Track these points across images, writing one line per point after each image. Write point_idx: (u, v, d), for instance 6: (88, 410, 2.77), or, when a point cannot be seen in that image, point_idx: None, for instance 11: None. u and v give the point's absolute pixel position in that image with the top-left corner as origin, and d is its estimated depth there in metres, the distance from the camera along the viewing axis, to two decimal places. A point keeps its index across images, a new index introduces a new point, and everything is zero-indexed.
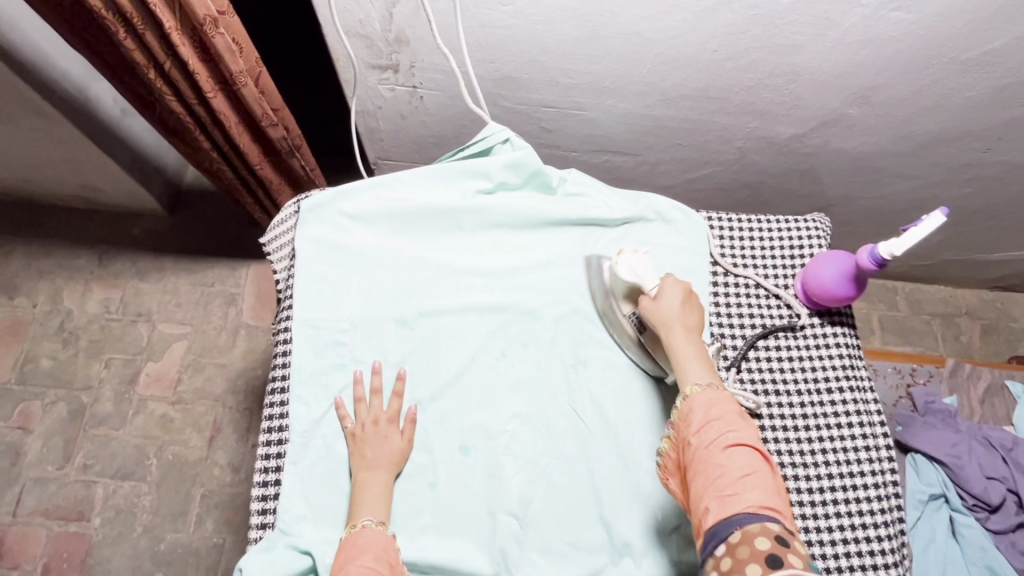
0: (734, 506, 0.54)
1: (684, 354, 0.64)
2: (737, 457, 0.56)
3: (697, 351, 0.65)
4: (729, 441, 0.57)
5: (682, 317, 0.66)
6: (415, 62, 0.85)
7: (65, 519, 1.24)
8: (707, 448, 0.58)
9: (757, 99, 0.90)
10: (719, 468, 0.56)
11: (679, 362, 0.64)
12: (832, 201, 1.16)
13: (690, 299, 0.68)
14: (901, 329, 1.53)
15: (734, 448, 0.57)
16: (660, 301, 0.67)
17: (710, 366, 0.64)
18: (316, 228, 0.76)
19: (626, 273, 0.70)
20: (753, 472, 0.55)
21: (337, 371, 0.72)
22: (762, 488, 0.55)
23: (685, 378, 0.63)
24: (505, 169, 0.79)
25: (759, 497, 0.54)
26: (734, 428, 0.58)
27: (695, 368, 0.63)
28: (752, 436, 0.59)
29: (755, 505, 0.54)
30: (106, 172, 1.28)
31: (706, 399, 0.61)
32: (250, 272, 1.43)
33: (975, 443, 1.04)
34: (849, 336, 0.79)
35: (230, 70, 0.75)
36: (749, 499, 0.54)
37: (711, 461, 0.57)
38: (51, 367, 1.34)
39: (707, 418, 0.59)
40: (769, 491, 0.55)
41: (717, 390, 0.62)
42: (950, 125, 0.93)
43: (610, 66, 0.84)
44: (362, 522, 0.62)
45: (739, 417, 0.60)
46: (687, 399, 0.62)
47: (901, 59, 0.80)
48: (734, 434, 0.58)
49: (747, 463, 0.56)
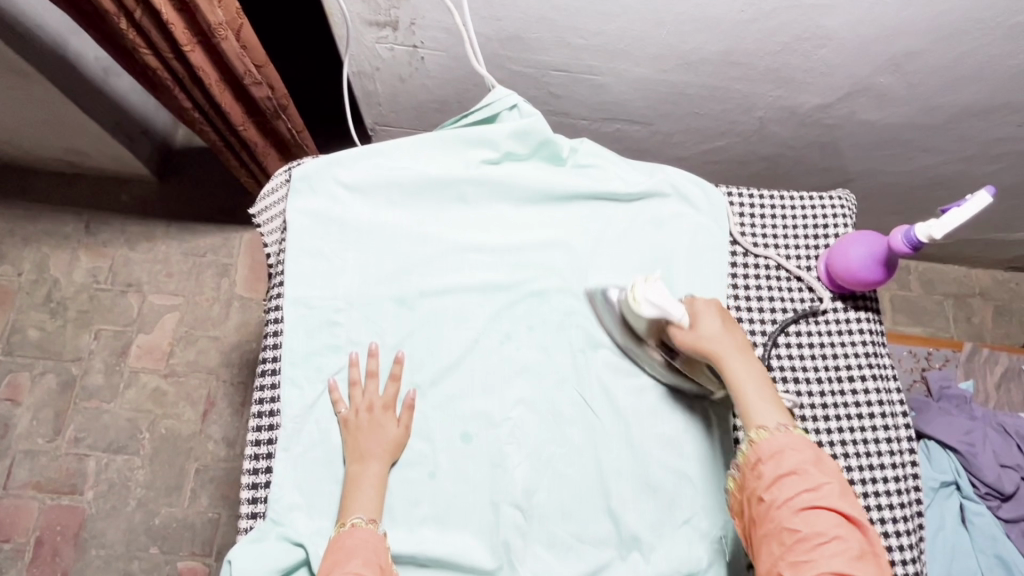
0: (810, 573, 0.51)
1: (746, 387, 0.60)
2: (814, 521, 0.53)
3: (759, 381, 0.61)
4: (805, 503, 0.54)
5: (727, 341, 0.62)
6: (415, 18, 0.78)
7: (58, 492, 1.22)
8: (780, 509, 0.54)
9: (783, 66, 0.83)
10: (794, 533, 0.53)
11: (741, 399, 0.60)
12: (853, 177, 1.10)
13: (728, 320, 0.65)
14: (913, 309, 1.49)
15: (810, 511, 0.53)
16: (700, 329, 0.62)
17: (776, 399, 0.60)
18: (309, 200, 0.71)
19: (647, 309, 0.63)
20: (832, 538, 0.52)
21: (331, 353, 0.68)
22: (842, 553, 0.52)
23: (751, 417, 0.59)
24: (512, 138, 0.73)
25: (839, 563, 0.51)
26: (812, 486, 0.54)
27: (761, 406, 0.59)
28: (831, 492, 0.54)
29: (833, 573, 0.51)
30: (90, 135, 1.22)
31: (776, 448, 0.57)
32: (243, 242, 1.38)
33: (990, 430, 1.01)
34: (874, 321, 0.75)
35: (209, 21, 0.71)
36: (827, 566, 0.51)
37: (785, 525, 0.54)
38: (38, 338, 1.30)
39: (780, 473, 0.56)
40: (851, 554, 0.52)
41: (788, 435, 0.57)
42: (988, 97, 0.86)
43: (626, 26, 0.77)
44: (352, 521, 0.59)
45: (816, 469, 0.55)
46: (754, 443, 0.58)
47: (944, 23, 0.74)
48: (811, 495, 0.54)
49: (826, 529, 0.53)
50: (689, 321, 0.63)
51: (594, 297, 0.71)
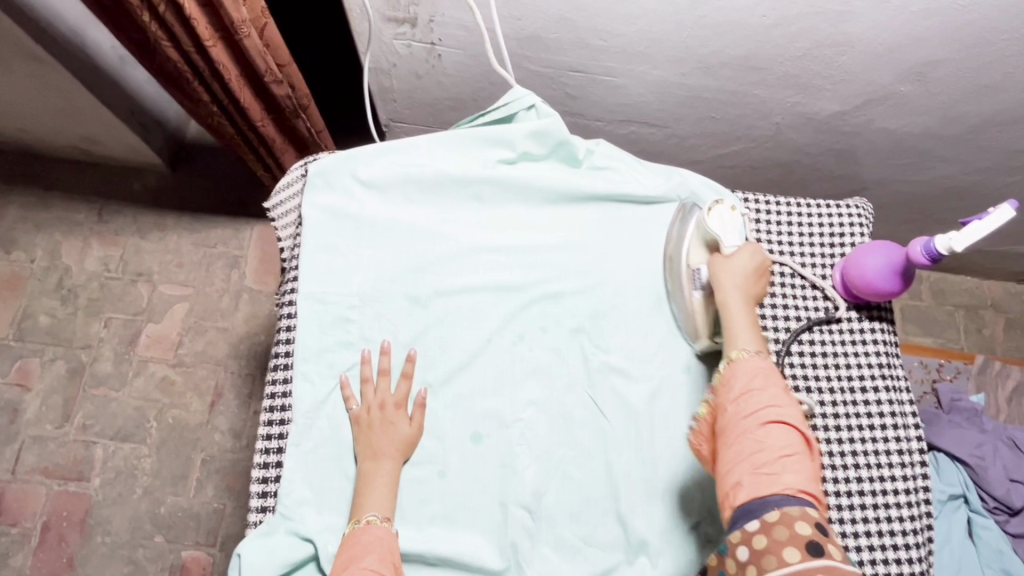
0: (771, 485, 0.52)
1: (736, 318, 0.62)
2: (778, 435, 0.54)
3: (750, 318, 0.62)
4: (771, 416, 0.54)
5: (749, 279, 0.64)
6: (434, 15, 0.78)
7: (65, 478, 1.23)
8: (745, 421, 0.55)
9: (803, 72, 0.82)
10: (759, 445, 0.53)
11: (730, 324, 0.61)
12: (869, 186, 1.10)
13: (760, 265, 0.65)
14: (923, 319, 1.48)
15: (776, 424, 0.54)
16: (733, 258, 0.64)
17: (761, 338, 0.61)
18: (326, 196, 0.71)
19: (713, 224, 0.67)
20: (794, 453, 0.53)
21: (344, 350, 0.68)
22: (802, 470, 0.53)
23: (732, 342, 0.61)
24: (529, 138, 0.73)
25: (798, 479, 0.52)
26: (778, 404, 0.55)
27: (743, 334, 0.61)
28: (795, 413, 0.56)
29: (793, 487, 0.51)
30: (104, 124, 1.22)
31: (749, 368, 0.58)
32: (253, 234, 1.38)
33: (1001, 444, 1.01)
34: (888, 332, 0.74)
35: (232, 18, 0.71)
36: (788, 481, 0.52)
37: (749, 436, 0.54)
38: (49, 325, 1.31)
39: (750, 389, 0.56)
40: (809, 473, 0.53)
41: (762, 360, 0.58)
42: (1009, 107, 0.85)
43: (646, 28, 0.77)
44: (365, 518, 0.59)
45: (783, 391, 0.56)
46: (731, 362, 0.59)
47: (969, 32, 0.73)
48: (778, 411, 0.55)
49: (789, 443, 0.53)
50: (733, 250, 0.65)
51: (683, 207, 0.72)
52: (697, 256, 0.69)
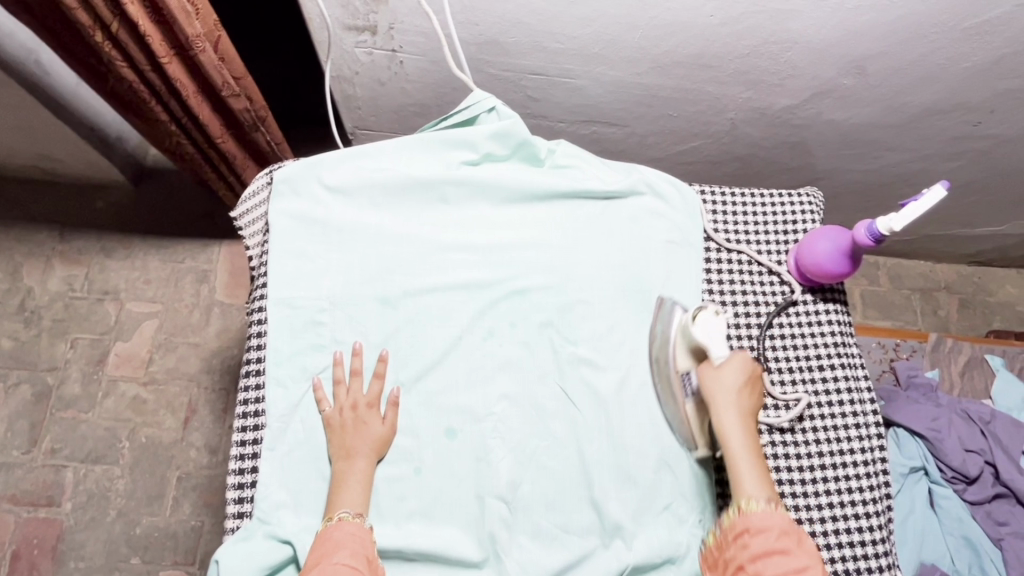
0: None
1: (740, 452, 0.62)
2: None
3: (752, 450, 0.62)
4: None
5: (739, 395, 0.64)
6: (394, 23, 0.80)
7: (34, 504, 1.20)
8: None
9: (752, 68, 0.86)
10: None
11: (735, 465, 0.62)
12: (823, 176, 1.14)
13: (752, 384, 0.66)
14: (882, 303, 1.54)
15: None
16: (723, 377, 0.65)
17: (766, 474, 0.62)
18: (292, 202, 0.72)
19: (699, 333, 0.66)
20: None
21: (316, 353, 0.68)
22: None
23: (738, 488, 0.61)
24: (491, 139, 0.75)
25: None
26: (795, 563, 0.56)
27: (751, 479, 0.61)
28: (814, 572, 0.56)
29: None
30: (63, 141, 1.20)
31: (765, 523, 0.58)
32: (223, 247, 1.37)
33: (956, 416, 1.06)
34: (841, 313, 0.78)
35: (186, 33, 0.72)
36: None
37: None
38: (12, 348, 1.28)
39: (767, 547, 0.57)
40: None
41: (777, 513, 0.59)
42: (944, 97, 0.90)
43: (600, 30, 0.79)
44: (338, 516, 0.60)
45: (800, 546, 0.57)
46: (741, 512, 0.60)
47: (902, 26, 0.77)
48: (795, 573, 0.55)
49: None
50: (722, 364, 0.65)
51: (663, 303, 0.73)
52: (684, 361, 0.68)
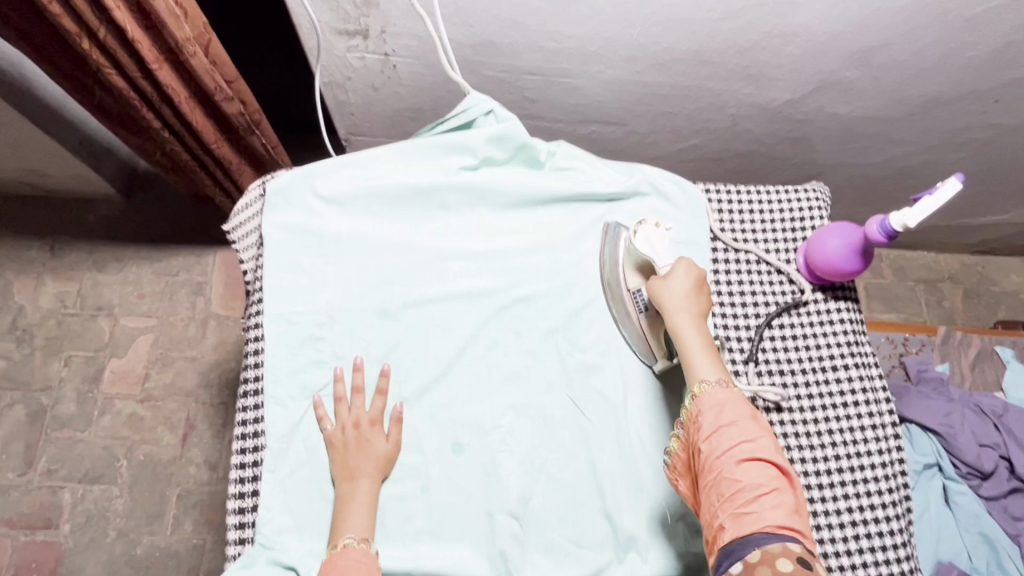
0: (750, 523, 0.50)
1: (691, 343, 0.61)
2: (751, 471, 0.53)
3: (704, 341, 0.61)
4: (743, 454, 0.54)
5: (688, 296, 0.62)
6: (386, 27, 0.77)
7: (32, 527, 1.18)
8: (719, 460, 0.54)
9: (753, 63, 0.84)
10: (735, 483, 0.52)
11: (687, 357, 0.60)
12: (825, 170, 1.13)
13: (700, 283, 0.64)
14: (886, 296, 1.52)
15: (751, 461, 0.53)
16: (670, 281, 0.63)
17: (719, 361, 0.60)
18: (287, 213, 0.70)
19: (641, 247, 0.66)
20: (773, 488, 0.52)
21: (315, 369, 0.66)
22: (781, 504, 0.51)
23: (692, 375, 0.59)
24: (490, 143, 0.73)
25: (776, 514, 0.50)
26: (750, 440, 0.54)
27: (703, 364, 0.59)
28: (769, 446, 0.55)
29: (774, 522, 0.50)
30: (50, 155, 1.17)
31: (717, 402, 0.57)
32: (217, 258, 1.35)
33: (968, 410, 1.04)
34: (853, 311, 0.76)
35: (175, 37, 0.70)
36: (768, 516, 0.50)
37: (726, 475, 0.53)
38: (4, 368, 1.25)
39: (720, 425, 0.56)
40: (790, 509, 0.51)
41: (727, 391, 0.58)
42: (948, 87, 0.89)
43: (598, 29, 0.77)
44: (343, 542, 0.57)
45: (754, 425, 0.56)
46: (695, 399, 0.58)
47: (907, 17, 0.75)
48: (750, 447, 0.54)
49: (764, 478, 0.52)
50: (667, 271, 0.64)
51: (609, 229, 0.72)
52: (634, 278, 0.68)
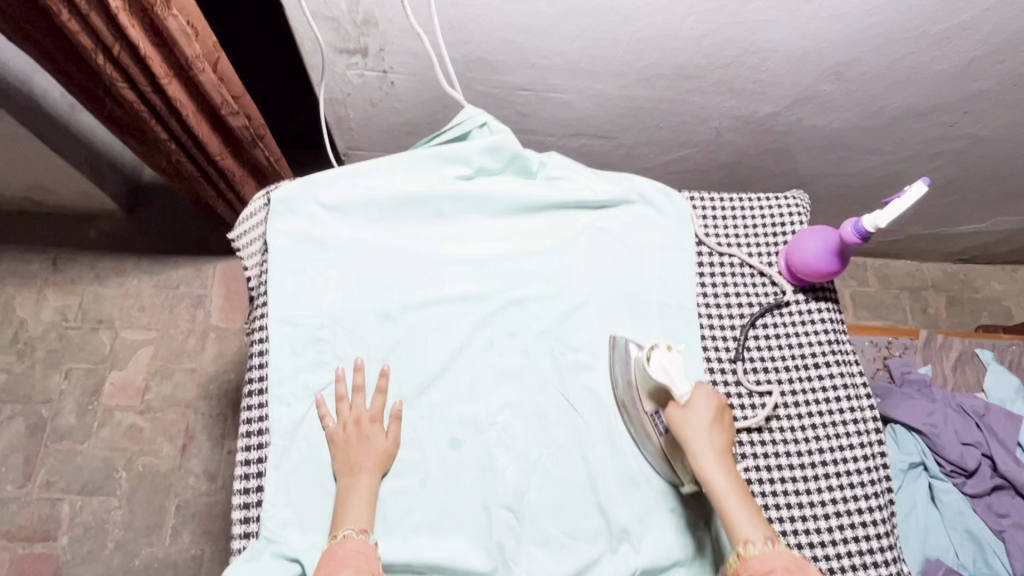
0: None
1: (725, 489, 0.60)
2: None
3: (736, 487, 0.61)
4: None
5: (711, 434, 0.62)
6: (384, 45, 0.82)
7: (30, 540, 1.18)
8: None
9: (734, 78, 0.89)
10: None
11: (726, 510, 0.60)
12: (807, 180, 1.17)
13: (721, 419, 0.64)
14: (872, 303, 1.56)
15: None
16: (693, 419, 0.63)
17: (756, 509, 0.60)
18: (291, 221, 0.73)
19: (657, 374, 0.65)
20: None
21: (318, 370, 0.69)
22: None
23: (734, 533, 0.59)
24: (484, 154, 0.76)
25: None
26: None
27: (744, 520, 0.59)
28: None
29: None
30: (55, 171, 1.20)
31: (767, 565, 0.56)
32: (217, 272, 1.37)
33: (951, 410, 1.07)
34: (833, 311, 0.79)
35: (185, 54, 0.73)
36: None
37: None
38: (5, 381, 1.26)
39: None
40: None
41: (776, 550, 0.57)
42: (919, 100, 0.93)
43: (585, 46, 0.82)
44: (343, 532, 0.60)
45: None
46: (742, 559, 0.58)
47: (876, 33, 0.80)
48: None
49: None
50: (686, 401, 0.64)
51: (615, 342, 0.72)
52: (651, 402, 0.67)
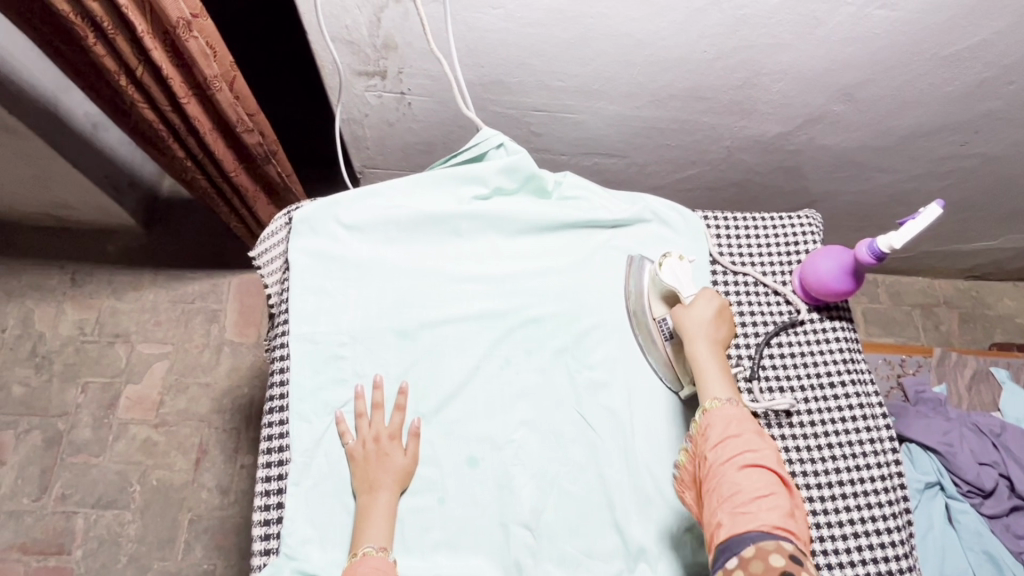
0: (748, 522, 0.54)
1: (708, 366, 0.64)
2: (753, 478, 0.56)
3: (719, 364, 0.65)
4: (745, 461, 0.57)
5: (710, 325, 0.66)
6: (403, 68, 0.84)
7: (44, 553, 1.19)
8: (723, 465, 0.58)
9: (746, 98, 0.90)
10: (734, 486, 0.56)
11: (702, 378, 0.64)
12: (818, 198, 1.18)
13: (722, 313, 0.68)
14: (884, 320, 1.56)
15: (752, 468, 0.57)
16: (693, 310, 0.67)
17: (729, 380, 0.64)
18: (311, 239, 0.74)
19: (667, 277, 0.70)
20: (771, 493, 0.56)
21: (338, 386, 0.70)
22: (778, 507, 0.55)
23: (704, 393, 0.64)
24: (501, 174, 0.78)
25: (773, 517, 0.54)
26: (753, 448, 0.58)
27: (717, 383, 0.63)
28: (770, 456, 0.58)
29: (770, 523, 0.54)
30: (76, 188, 1.23)
31: (725, 416, 0.61)
32: (232, 286, 1.39)
33: (966, 429, 1.07)
34: (848, 330, 0.79)
35: (205, 74, 0.75)
36: (765, 517, 0.54)
37: (726, 480, 0.57)
38: (23, 394, 1.28)
39: (725, 435, 0.59)
40: (786, 512, 0.55)
41: (736, 407, 0.62)
42: (929, 120, 0.94)
43: (599, 69, 0.84)
44: (363, 551, 0.60)
45: (758, 437, 0.59)
46: (705, 413, 0.62)
47: (886, 57, 0.82)
48: (753, 454, 0.58)
49: (764, 485, 0.56)
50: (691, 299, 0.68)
51: (632, 261, 0.77)
52: (659, 309, 0.72)
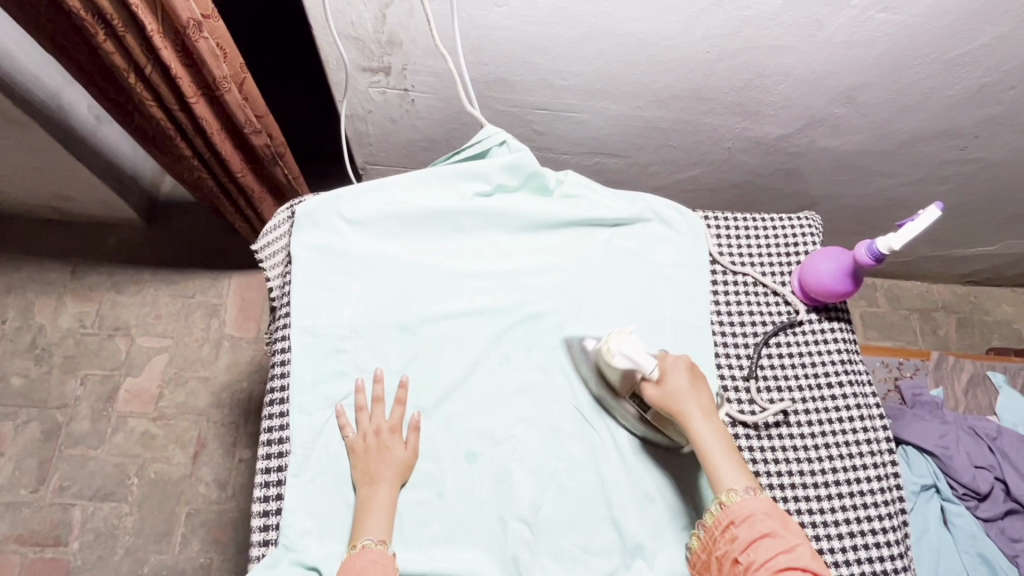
0: None
1: (710, 446, 0.62)
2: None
3: (719, 440, 0.63)
4: (779, 562, 0.56)
5: (693, 399, 0.64)
6: (407, 64, 0.84)
7: (41, 544, 1.19)
8: (757, 571, 0.56)
9: (747, 100, 0.91)
10: None
11: (708, 462, 0.62)
12: (818, 201, 1.19)
13: (697, 377, 0.66)
14: (882, 324, 1.57)
15: (789, 569, 0.55)
16: (672, 387, 0.64)
17: (737, 457, 0.63)
18: (313, 233, 0.75)
19: (620, 363, 0.65)
20: None
21: (338, 380, 0.70)
22: None
23: (717, 482, 0.62)
24: (503, 171, 0.78)
25: None
26: (786, 548, 0.56)
27: (728, 471, 0.62)
28: (806, 554, 0.57)
29: None
30: (79, 181, 1.23)
31: (747, 511, 0.59)
32: (233, 282, 1.39)
33: (963, 432, 1.07)
34: (846, 331, 0.80)
35: (214, 75, 0.75)
36: None
37: None
38: (22, 385, 1.28)
39: (755, 536, 0.58)
40: None
41: (757, 498, 0.60)
42: (930, 124, 0.95)
43: (603, 68, 0.84)
44: (362, 543, 0.60)
45: (789, 532, 0.58)
46: (724, 506, 0.61)
47: (888, 60, 0.82)
48: (788, 555, 0.56)
49: None
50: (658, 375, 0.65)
51: (570, 343, 0.74)
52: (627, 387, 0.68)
